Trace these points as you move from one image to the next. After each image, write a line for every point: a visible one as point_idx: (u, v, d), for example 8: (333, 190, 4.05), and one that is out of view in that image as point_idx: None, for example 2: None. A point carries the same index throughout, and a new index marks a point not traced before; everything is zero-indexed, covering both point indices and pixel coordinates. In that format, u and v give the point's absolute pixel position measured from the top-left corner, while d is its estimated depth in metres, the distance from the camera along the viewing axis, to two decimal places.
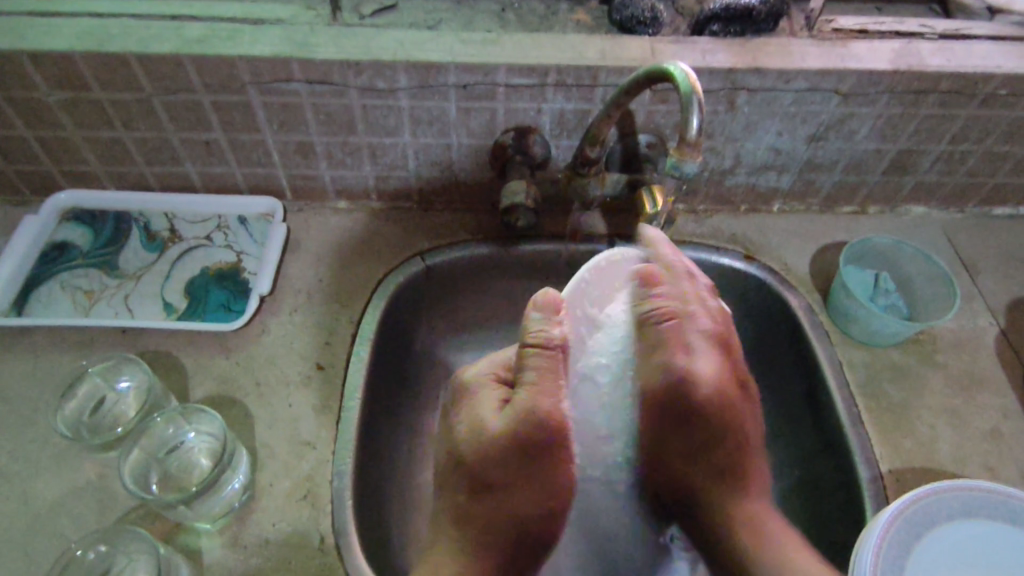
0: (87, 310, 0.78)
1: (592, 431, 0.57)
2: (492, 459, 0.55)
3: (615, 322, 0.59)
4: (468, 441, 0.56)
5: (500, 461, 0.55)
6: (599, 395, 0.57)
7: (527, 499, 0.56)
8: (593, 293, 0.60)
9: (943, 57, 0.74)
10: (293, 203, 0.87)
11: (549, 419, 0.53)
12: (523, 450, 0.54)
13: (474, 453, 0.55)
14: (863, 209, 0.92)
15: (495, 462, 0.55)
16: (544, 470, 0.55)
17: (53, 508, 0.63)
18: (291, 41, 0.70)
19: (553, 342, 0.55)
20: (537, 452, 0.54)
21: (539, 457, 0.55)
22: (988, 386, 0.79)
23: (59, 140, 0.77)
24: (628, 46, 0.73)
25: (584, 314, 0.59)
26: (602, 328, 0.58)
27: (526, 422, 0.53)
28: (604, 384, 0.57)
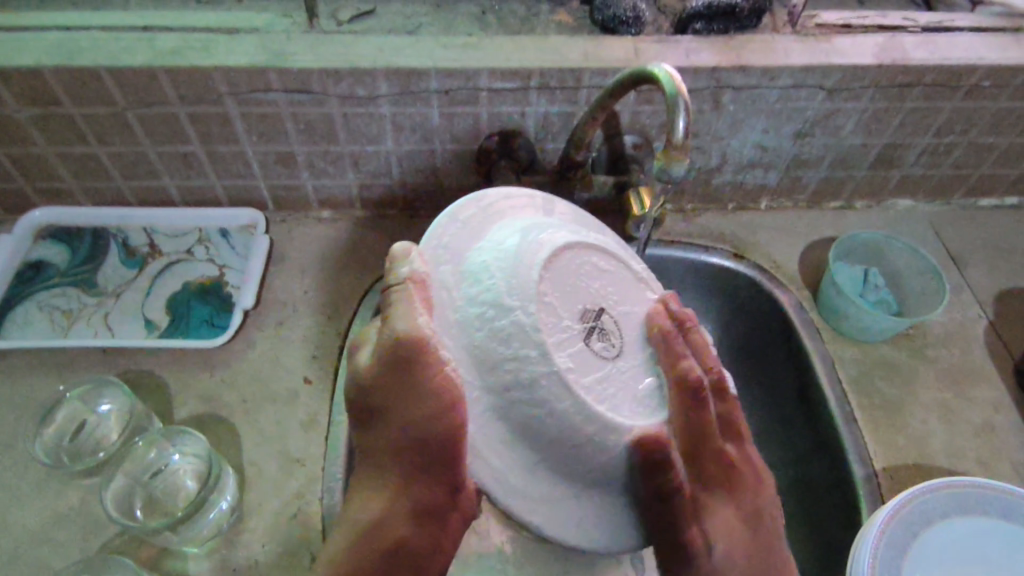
0: (66, 331, 0.76)
1: (492, 355, 0.50)
2: (376, 390, 0.53)
3: (475, 258, 0.53)
4: (351, 386, 0.54)
5: (385, 390, 0.52)
6: (492, 326, 0.50)
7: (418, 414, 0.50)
8: (452, 239, 0.54)
9: (927, 51, 0.73)
10: (276, 214, 0.85)
11: (419, 336, 0.48)
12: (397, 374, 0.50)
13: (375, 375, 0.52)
14: (850, 204, 0.91)
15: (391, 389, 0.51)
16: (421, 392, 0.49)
17: (35, 536, 0.62)
18: (267, 50, 0.68)
19: (414, 271, 0.50)
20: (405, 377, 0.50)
21: (411, 373, 0.49)
22: (979, 379, 0.79)
23: (32, 157, 0.75)
24: (611, 47, 0.72)
25: (440, 258, 0.53)
26: (463, 268, 0.53)
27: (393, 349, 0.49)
28: (490, 311, 0.50)
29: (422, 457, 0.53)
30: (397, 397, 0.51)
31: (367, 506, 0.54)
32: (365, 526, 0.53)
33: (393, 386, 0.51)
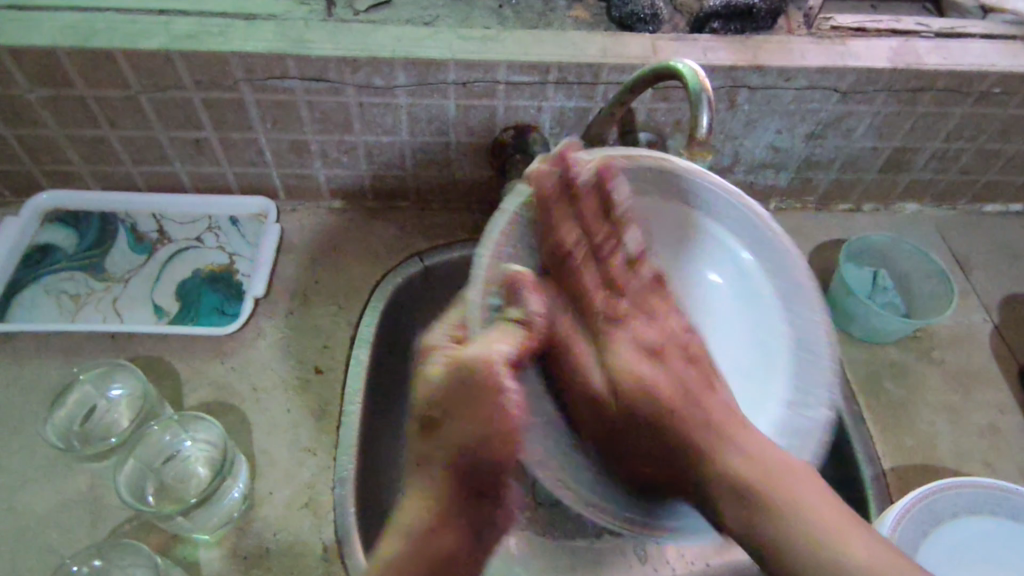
0: (73, 315, 0.77)
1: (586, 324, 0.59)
2: (451, 395, 0.45)
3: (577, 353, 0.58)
4: (431, 399, 0.46)
5: (457, 397, 0.45)
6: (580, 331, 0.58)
7: (471, 432, 0.45)
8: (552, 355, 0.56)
9: (939, 56, 0.74)
10: (285, 203, 0.85)
11: (490, 364, 0.45)
12: (457, 390, 0.45)
13: (432, 412, 0.46)
14: (858, 207, 0.92)
15: (462, 400, 0.45)
16: (484, 402, 0.44)
17: (42, 520, 0.61)
18: (285, 36, 0.68)
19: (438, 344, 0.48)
20: (476, 389, 0.45)
21: (481, 387, 0.45)
22: (985, 382, 0.80)
23: (43, 139, 0.74)
24: (629, 43, 0.72)
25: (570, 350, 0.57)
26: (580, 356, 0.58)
27: (466, 372, 0.45)
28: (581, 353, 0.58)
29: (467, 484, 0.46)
30: (470, 402, 0.45)
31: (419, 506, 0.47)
32: (407, 543, 0.46)
33: (467, 403, 0.45)
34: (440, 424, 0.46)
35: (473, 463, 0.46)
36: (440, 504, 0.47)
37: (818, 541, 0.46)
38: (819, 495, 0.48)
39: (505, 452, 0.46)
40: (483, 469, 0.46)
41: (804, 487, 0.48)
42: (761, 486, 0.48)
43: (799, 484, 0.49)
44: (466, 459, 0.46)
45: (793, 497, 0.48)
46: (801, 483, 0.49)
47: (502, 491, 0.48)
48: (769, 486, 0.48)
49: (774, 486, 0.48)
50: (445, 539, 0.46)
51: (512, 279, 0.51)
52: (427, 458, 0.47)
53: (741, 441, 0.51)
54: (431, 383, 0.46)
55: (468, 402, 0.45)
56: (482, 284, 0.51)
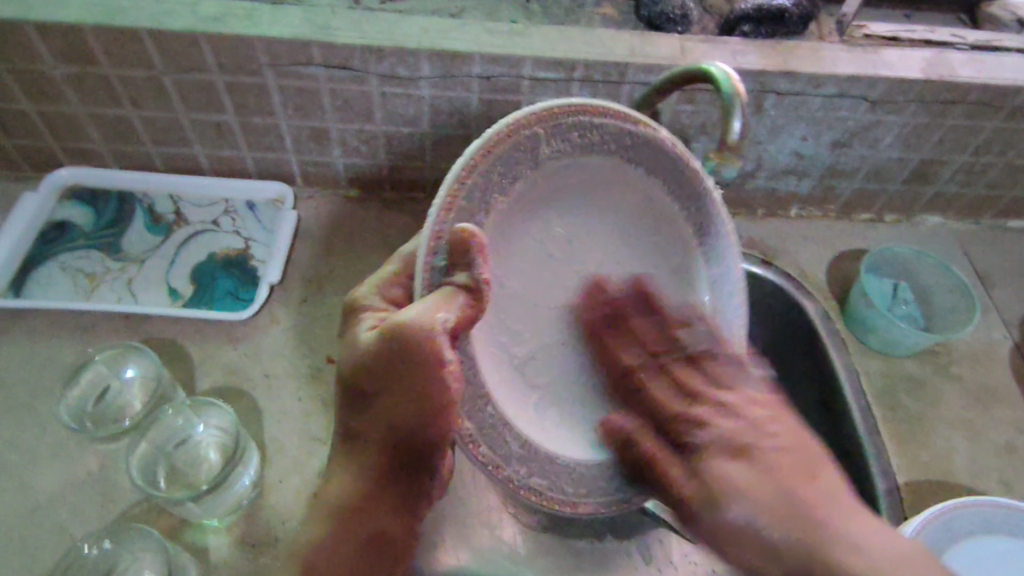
0: (90, 294, 0.77)
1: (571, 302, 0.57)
2: (372, 371, 0.46)
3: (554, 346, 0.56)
4: (353, 365, 0.48)
5: (382, 372, 0.45)
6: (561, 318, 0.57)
7: (404, 410, 0.45)
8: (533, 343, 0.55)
9: (974, 68, 0.73)
10: (303, 190, 0.84)
11: (427, 334, 0.42)
12: (396, 363, 0.44)
13: (362, 377, 0.47)
14: (880, 217, 0.91)
15: (387, 370, 0.45)
16: (426, 383, 0.43)
17: (53, 498, 0.62)
18: (312, 22, 0.67)
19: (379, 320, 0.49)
20: (410, 368, 0.43)
21: (417, 371, 0.43)
22: (1003, 400, 0.79)
23: (65, 117, 0.74)
24: (658, 42, 0.71)
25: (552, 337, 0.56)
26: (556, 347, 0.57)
27: (394, 347, 0.44)
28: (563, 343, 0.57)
29: (391, 457, 0.49)
30: (404, 382, 0.44)
31: (342, 482, 0.50)
32: (347, 501, 0.49)
33: (390, 377, 0.45)
34: (372, 389, 0.47)
35: (422, 444, 0.47)
36: (373, 471, 0.49)
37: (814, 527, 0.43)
38: (867, 524, 0.43)
39: (439, 432, 0.46)
40: (417, 445, 0.47)
41: (828, 487, 0.46)
42: (791, 482, 0.47)
43: (831, 494, 0.46)
44: (392, 441, 0.48)
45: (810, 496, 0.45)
46: (856, 514, 0.44)
47: (435, 464, 0.50)
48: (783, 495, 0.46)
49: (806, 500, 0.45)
50: (384, 515, 0.50)
51: (464, 238, 0.44)
52: (361, 434, 0.49)
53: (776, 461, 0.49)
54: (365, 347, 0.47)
55: (401, 374, 0.44)
56: (432, 236, 0.45)
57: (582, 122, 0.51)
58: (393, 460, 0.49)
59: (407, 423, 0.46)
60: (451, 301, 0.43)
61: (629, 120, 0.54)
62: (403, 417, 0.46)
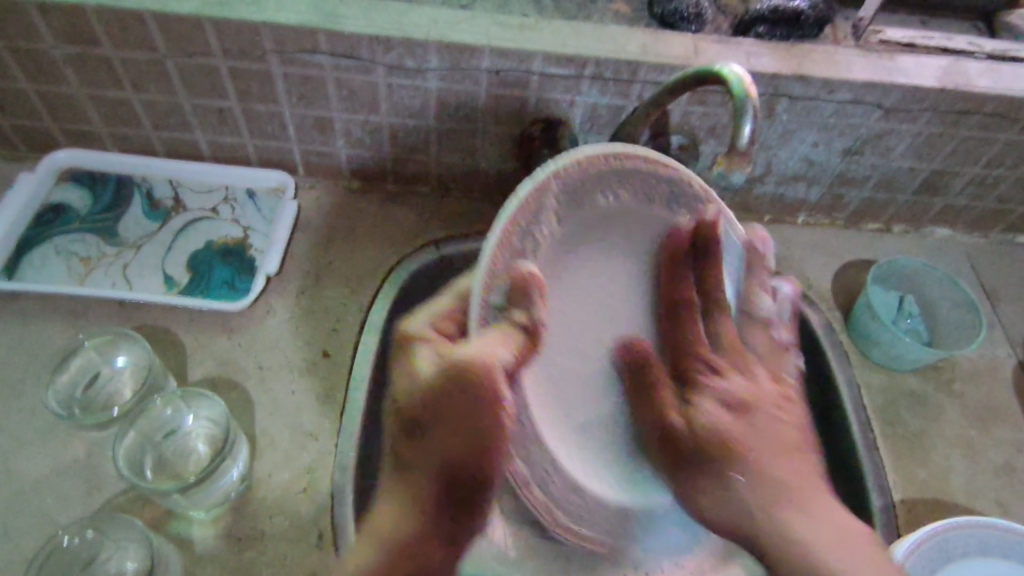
0: (83, 278, 0.74)
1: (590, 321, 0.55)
2: (435, 402, 0.43)
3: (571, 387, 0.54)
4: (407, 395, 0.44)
5: (434, 407, 0.43)
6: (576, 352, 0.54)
7: (455, 451, 0.44)
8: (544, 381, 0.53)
9: (990, 79, 0.71)
10: (304, 180, 0.83)
11: (476, 364, 0.43)
12: (455, 395, 0.43)
13: (417, 411, 0.44)
14: (887, 227, 0.90)
15: (450, 400, 0.43)
16: (479, 415, 0.43)
17: (37, 485, 0.60)
18: (319, 9, 0.66)
19: (420, 330, 0.46)
20: (477, 403, 0.42)
21: (467, 398, 0.43)
22: (1005, 418, 0.78)
23: (64, 97, 0.73)
24: (671, 41, 0.69)
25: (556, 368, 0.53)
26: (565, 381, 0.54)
27: (457, 370, 0.43)
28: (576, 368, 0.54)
29: (448, 493, 0.45)
30: (461, 413, 0.43)
31: (388, 516, 0.45)
32: (387, 540, 0.45)
33: (449, 409, 0.43)
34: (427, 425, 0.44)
35: (467, 476, 0.45)
36: (419, 505, 0.45)
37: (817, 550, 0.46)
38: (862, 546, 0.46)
39: (488, 462, 0.45)
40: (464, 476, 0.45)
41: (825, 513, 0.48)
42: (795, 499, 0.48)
43: (836, 516, 0.48)
44: (449, 474, 0.45)
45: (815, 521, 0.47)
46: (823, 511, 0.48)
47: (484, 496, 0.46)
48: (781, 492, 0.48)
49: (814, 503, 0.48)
50: (434, 546, 0.45)
51: (525, 280, 0.46)
52: (411, 472, 0.45)
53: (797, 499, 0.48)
54: (419, 378, 0.44)
55: (457, 415, 0.43)
56: (487, 273, 0.47)
57: (636, 173, 0.52)
58: (446, 517, 0.45)
59: (472, 461, 0.44)
60: (505, 338, 0.44)
61: (638, 157, 0.52)
62: (453, 452, 0.44)
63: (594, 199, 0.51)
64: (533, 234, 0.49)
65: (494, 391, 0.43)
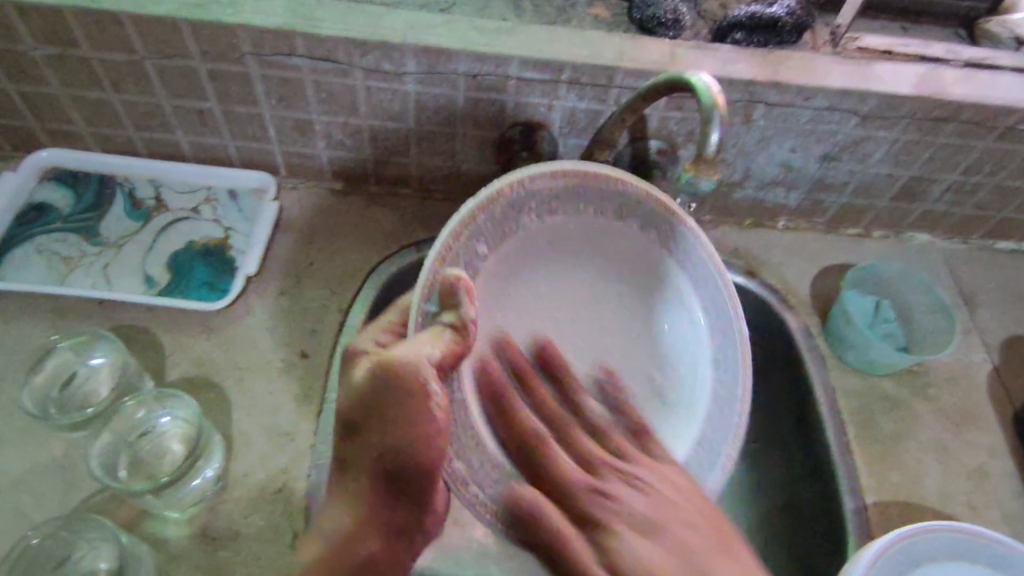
0: (63, 277, 0.75)
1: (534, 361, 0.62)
2: (367, 412, 0.46)
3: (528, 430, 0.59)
4: (342, 401, 0.47)
5: (366, 408, 0.45)
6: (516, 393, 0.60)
7: (389, 441, 0.45)
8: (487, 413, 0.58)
9: (966, 87, 0.72)
10: (286, 180, 0.83)
11: (410, 364, 0.45)
12: (382, 395, 0.45)
13: (367, 405, 0.45)
14: (867, 232, 0.90)
15: (396, 395, 0.45)
16: (409, 411, 0.45)
17: (15, 484, 0.61)
18: (296, 13, 0.66)
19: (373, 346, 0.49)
20: (400, 399, 0.45)
21: (410, 398, 0.45)
22: (978, 424, 0.79)
23: (45, 97, 0.73)
24: (648, 47, 0.70)
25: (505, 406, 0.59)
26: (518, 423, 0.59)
27: (383, 374, 0.45)
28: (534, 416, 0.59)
29: (384, 483, 0.47)
30: (399, 407, 0.45)
31: (339, 511, 0.48)
32: (340, 536, 0.47)
33: (379, 411, 0.45)
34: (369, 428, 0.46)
35: (401, 468, 0.46)
36: (373, 495, 0.47)
37: (649, 540, 0.50)
38: (728, 541, 0.50)
39: (424, 453, 0.46)
40: (398, 468, 0.46)
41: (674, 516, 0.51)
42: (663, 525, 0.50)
43: (688, 502, 0.53)
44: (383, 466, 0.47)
45: (661, 518, 0.51)
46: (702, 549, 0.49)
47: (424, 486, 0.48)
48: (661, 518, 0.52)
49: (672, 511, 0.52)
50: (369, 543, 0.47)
51: (455, 283, 0.49)
52: (348, 466, 0.47)
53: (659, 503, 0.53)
54: (370, 383, 0.45)
55: (381, 405, 0.45)
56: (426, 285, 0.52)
57: (589, 189, 0.60)
58: (390, 499, 0.47)
59: (413, 453, 0.46)
60: (460, 343, 0.47)
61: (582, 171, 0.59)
62: (398, 447, 0.45)
63: (523, 221, 0.59)
64: (481, 249, 0.57)
65: (434, 387, 0.45)
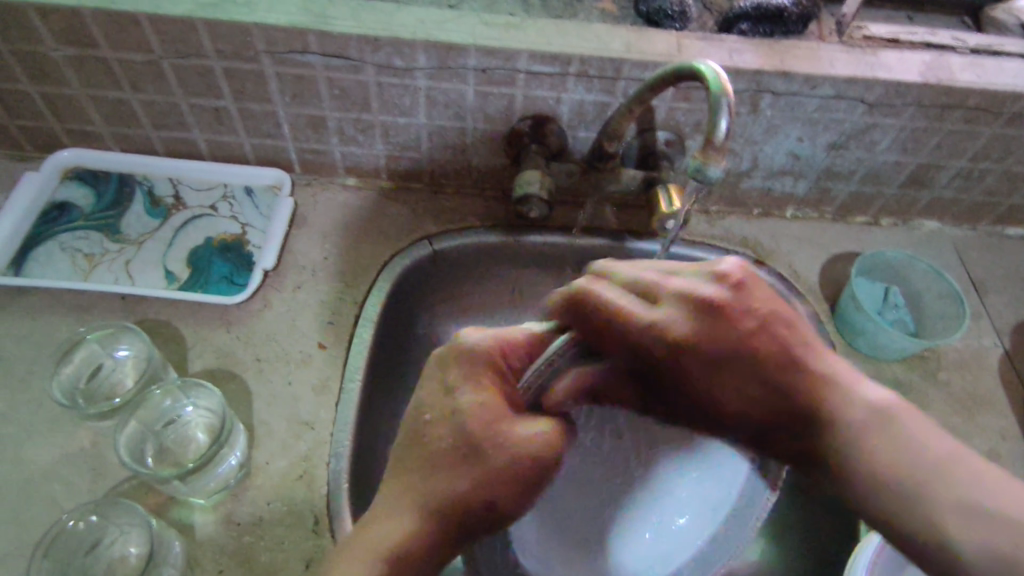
0: (87, 274, 0.77)
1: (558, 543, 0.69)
2: (501, 449, 0.46)
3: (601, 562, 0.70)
4: (473, 420, 0.46)
5: (499, 451, 0.46)
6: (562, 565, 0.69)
7: (488, 484, 0.46)
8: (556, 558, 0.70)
9: (972, 73, 0.72)
10: (301, 177, 0.85)
11: (540, 450, 0.46)
12: (512, 458, 0.46)
13: (472, 437, 0.46)
14: (876, 220, 0.91)
15: (492, 432, 0.46)
16: (525, 480, 0.46)
17: (46, 472, 0.64)
18: (309, 11, 0.67)
19: (490, 380, 0.48)
20: (526, 478, 0.46)
21: (529, 469, 0.46)
22: (990, 408, 0.79)
23: (67, 98, 0.75)
24: (655, 39, 0.71)
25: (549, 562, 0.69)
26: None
27: (517, 446, 0.46)
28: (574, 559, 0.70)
29: (456, 521, 0.46)
30: (510, 479, 0.46)
31: (393, 526, 0.45)
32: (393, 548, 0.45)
33: (504, 467, 0.46)
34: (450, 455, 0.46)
35: (484, 507, 0.46)
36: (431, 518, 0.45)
37: (915, 460, 0.42)
38: (917, 414, 0.45)
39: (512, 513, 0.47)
40: (484, 506, 0.46)
41: (905, 421, 0.44)
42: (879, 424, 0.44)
43: (883, 409, 0.44)
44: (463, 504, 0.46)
45: (880, 434, 0.44)
46: (908, 427, 0.44)
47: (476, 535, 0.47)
48: (879, 439, 0.44)
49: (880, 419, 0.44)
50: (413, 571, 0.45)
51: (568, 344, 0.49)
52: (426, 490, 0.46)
53: (865, 415, 0.44)
54: (471, 418, 0.46)
55: (512, 465, 0.46)
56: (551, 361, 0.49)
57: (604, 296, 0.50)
58: (446, 534, 0.46)
59: (496, 499, 0.46)
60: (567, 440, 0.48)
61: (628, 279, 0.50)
62: (487, 496, 0.46)
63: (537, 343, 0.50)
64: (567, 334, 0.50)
65: (521, 468, 0.46)
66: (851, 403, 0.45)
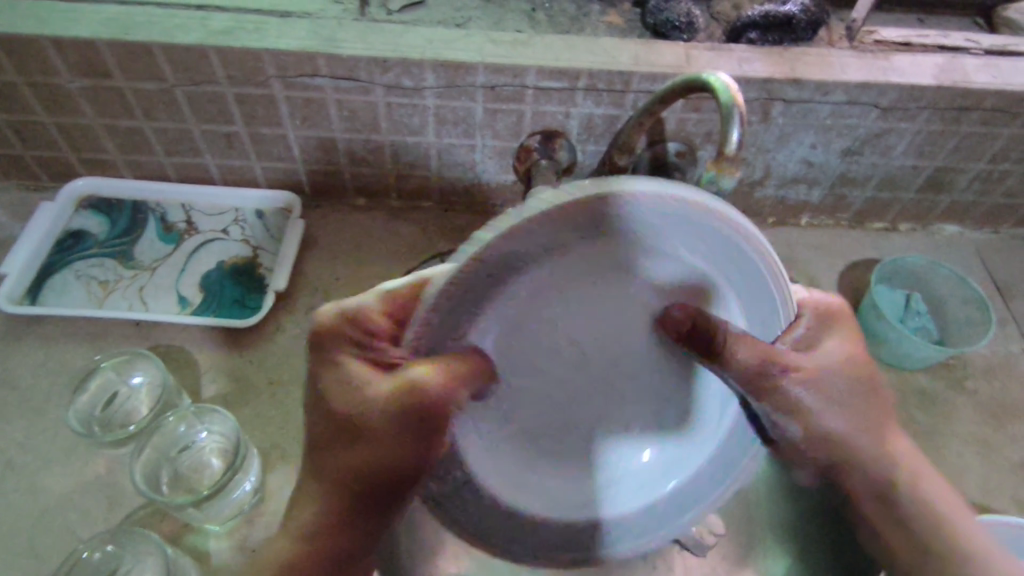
0: (102, 301, 0.77)
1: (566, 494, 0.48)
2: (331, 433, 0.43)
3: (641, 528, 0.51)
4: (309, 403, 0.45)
5: (335, 428, 0.43)
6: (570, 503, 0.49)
7: (359, 454, 0.43)
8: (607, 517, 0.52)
9: (988, 75, 0.71)
10: (312, 199, 0.85)
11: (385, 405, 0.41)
12: (363, 432, 0.42)
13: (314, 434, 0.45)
14: (894, 226, 0.89)
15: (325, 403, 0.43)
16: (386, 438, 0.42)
17: (62, 502, 0.63)
18: (318, 35, 0.68)
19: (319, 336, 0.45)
20: (379, 433, 0.42)
21: (373, 430, 0.42)
22: (1021, 416, 0.76)
23: (81, 128, 0.76)
24: (663, 51, 0.70)
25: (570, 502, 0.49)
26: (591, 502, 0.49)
27: (352, 420, 0.42)
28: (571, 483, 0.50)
29: (354, 492, 0.44)
30: (372, 445, 0.42)
31: (286, 554, 0.46)
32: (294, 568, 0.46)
33: (349, 433, 0.43)
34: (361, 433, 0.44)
35: (363, 479, 0.44)
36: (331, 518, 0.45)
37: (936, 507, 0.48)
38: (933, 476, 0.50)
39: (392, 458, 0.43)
40: (369, 476, 0.44)
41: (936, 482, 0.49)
42: (914, 487, 0.48)
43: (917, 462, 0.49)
44: (354, 476, 0.44)
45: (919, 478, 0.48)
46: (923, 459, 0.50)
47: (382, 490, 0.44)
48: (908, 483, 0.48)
49: (918, 485, 0.48)
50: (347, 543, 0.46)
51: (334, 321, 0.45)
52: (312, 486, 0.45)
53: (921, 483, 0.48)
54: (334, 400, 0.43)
55: (363, 426, 0.42)
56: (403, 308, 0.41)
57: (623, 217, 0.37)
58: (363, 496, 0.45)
59: (373, 457, 0.43)
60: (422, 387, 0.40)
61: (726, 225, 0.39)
62: (369, 458, 0.43)
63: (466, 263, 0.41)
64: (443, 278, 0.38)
65: (382, 420, 0.42)
66: (915, 473, 0.48)
